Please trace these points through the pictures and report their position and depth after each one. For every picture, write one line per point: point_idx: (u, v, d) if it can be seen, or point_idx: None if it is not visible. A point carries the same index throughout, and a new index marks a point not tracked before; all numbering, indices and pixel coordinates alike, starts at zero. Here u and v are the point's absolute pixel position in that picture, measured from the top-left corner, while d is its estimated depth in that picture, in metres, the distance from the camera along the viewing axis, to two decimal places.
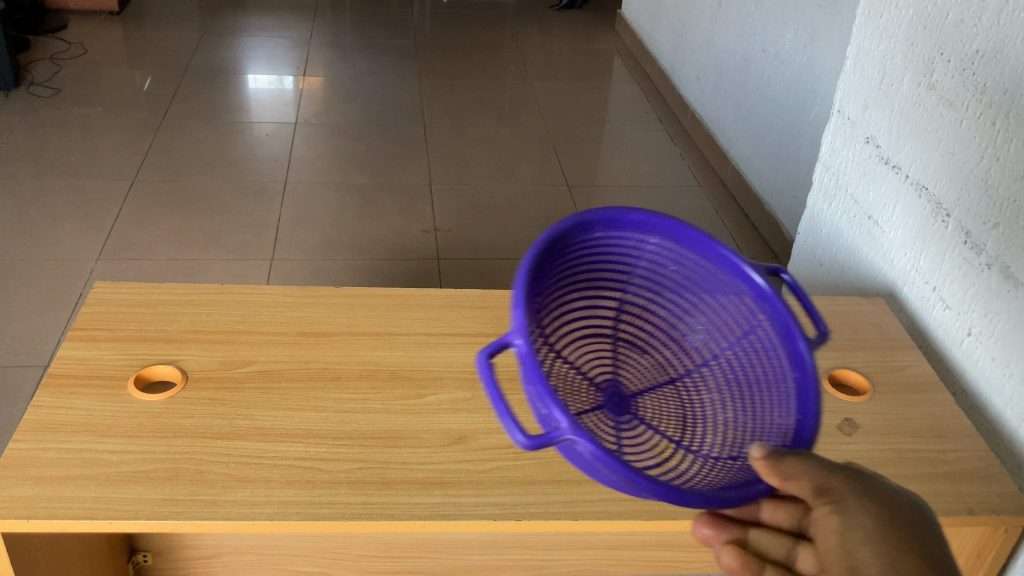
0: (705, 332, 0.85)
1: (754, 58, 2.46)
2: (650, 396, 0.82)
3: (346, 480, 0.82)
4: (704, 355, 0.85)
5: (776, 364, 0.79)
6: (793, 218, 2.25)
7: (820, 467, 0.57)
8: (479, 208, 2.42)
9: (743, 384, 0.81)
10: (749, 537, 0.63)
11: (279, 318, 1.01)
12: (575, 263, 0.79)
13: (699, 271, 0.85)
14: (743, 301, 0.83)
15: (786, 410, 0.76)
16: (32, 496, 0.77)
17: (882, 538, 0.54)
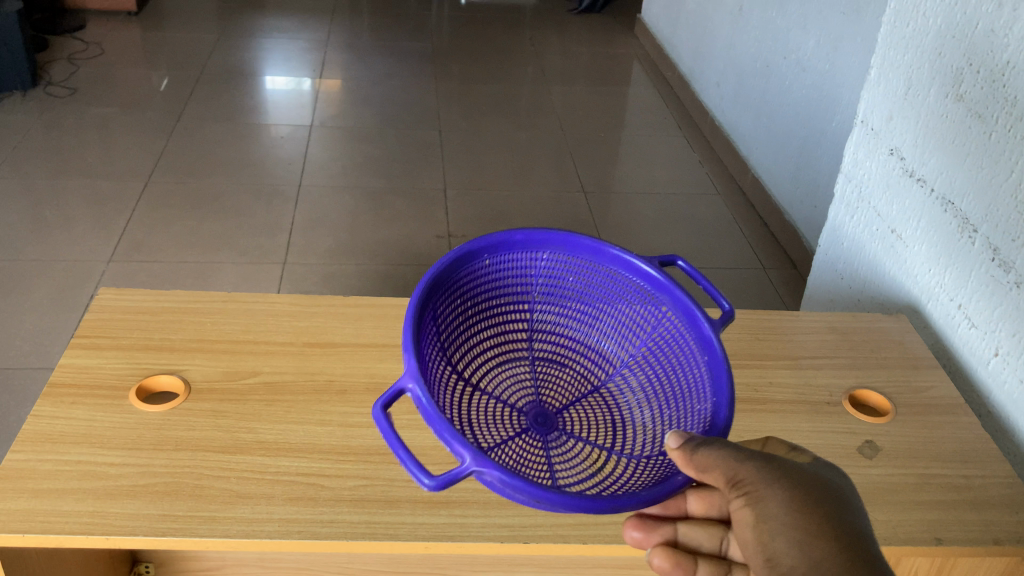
0: (618, 335, 0.92)
1: (775, 65, 2.42)
2: (574, 408, 0.90)
3: (350, 497, 0.79)
4: (622, 357, 0.92)
5: (684, 352, 0.85)
6: (813, 228, 2.21)
7: (729, 457, 0.61)
8: (494, 214, 2.39)
9: (657, 380, 0.88)
10: (681, 536, 0.72)
11: (286, 327, 0.99)
12: (470, 298, 0.87)
13: (593, 281, 0.91)
14: (640, 299, 0.89)
15: (697, 397, 0.81)
16: (28, 509, 0.75)
17: (790, 533, 0.57)
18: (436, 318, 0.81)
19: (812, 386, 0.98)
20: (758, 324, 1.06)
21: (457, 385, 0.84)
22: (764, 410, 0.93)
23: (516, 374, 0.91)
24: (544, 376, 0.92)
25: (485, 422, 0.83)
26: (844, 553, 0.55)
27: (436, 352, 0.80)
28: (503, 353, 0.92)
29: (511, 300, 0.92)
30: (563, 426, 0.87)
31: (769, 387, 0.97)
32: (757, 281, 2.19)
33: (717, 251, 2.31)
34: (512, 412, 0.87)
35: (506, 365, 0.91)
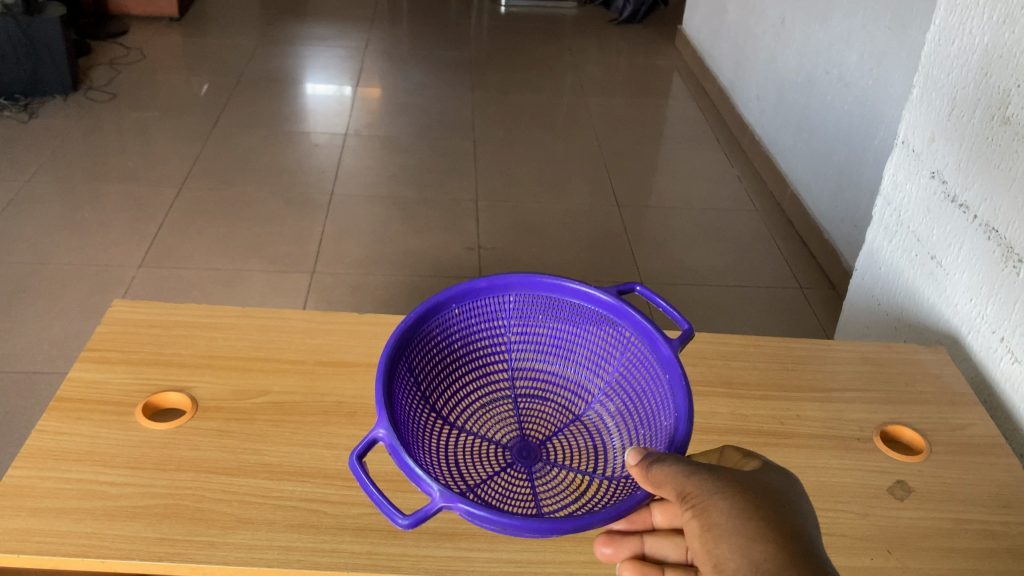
0: (592, 365, 0.91)
1: (817, 80, 2.37)
2: (557, 438, 0.88)
3: (353, 526, 0.77)
4: (599, 385, 0.90)
5: (650, 374, 0.83)
6: (853, 247, 2.15)
7: (678, 472, 0.62)
8: (526, 227, 2.37)
9: (630, 405, 0.86)
10: (648, 548, 0.71)
11: (298, 345, 0.97)
12: (439, 344, 0.85)
13: (559, 317, 0.89)
14: (608, 327, 0.87)
15: (663, 416, 0.79)
16: (24, 529, 0.73)
17: (738, 544, 0.59)
18: (408, 364, 0.79)
19: (841, 421, 0.93)
20: (786, 353, 1.02)
21: (436, 426, 0.83)
22: (789, 445, 0.89)
23: (498, 412, 0.89)
24: (526, 410, 0.91)
25: (465, 461, 0.82)
26: (782, 559, 0.57)
27: (411, 396, 0.79)
28: (484, 393, 0.90)
29: (485, 341, 0.90)
30: (545, 458, 0.86)
31: (796, 421, 0.92)
32: (793, 301, 2.14)
33: (753, 268, 2.26)
34: (493, 449, 0.85)
35: (487, 404, 0.90)
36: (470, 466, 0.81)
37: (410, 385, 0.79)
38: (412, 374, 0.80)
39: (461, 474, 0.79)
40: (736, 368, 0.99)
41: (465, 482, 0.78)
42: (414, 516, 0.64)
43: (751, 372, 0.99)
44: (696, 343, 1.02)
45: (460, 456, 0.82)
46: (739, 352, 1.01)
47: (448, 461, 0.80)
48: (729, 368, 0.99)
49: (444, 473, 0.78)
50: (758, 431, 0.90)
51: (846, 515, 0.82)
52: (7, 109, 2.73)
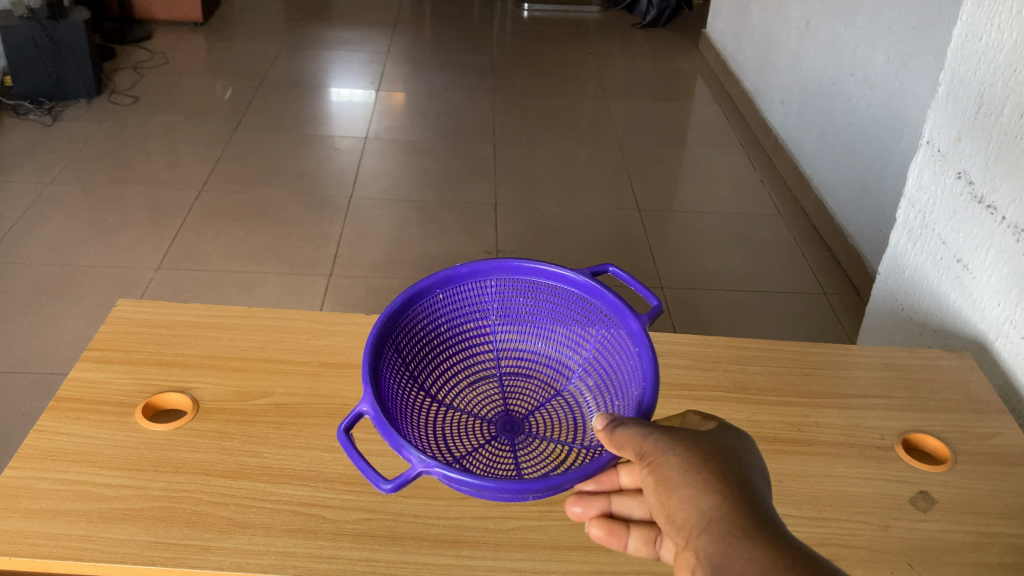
0: (571, 342, 0.89)
1: (842, 83, 2.33)
2: (539, 412, 0.87)
3: (352, 531, 0.74)
4: (579, 361, 0.89)
5: (623, 349, 0.82)
6: (878, 252, 2.10)
7: (635, 433, 0.64)
8: (545, 230, 2.34)
9: (607, 380, 0.85)
10: (615, 508, 0.69)
11: (303, 347, 0.95)
12: (423, 326, 0.84)
13: (540, 299, 0.88)
14: (583, 306, 0.86)
15: (633, 388, 0.78)
16: (18, 530, 0.72)
17: (688, 493, 0.60)
18: (391, 344, 0.79)
19: (861, 428, 0.90)
20: (804, 357, 0.99)
21: (421, 404, 0.82)
22: (806, 453, 0.86)
23: (481, 390, 0.88)
24: (509, 387, 0.89)
25: (446, 436, 0.81)
26: (726, 505, 0.58)
27: (394, 374, 0.79)
28: (467, 371, 0.89)
29: (468, 323, 0.89)
30: (527, 432, 0.85)
31: (814, 427, 0.89)
32: (816, 307, 2.09)
33: (776, 273, 2.22)
34: (477, 427, 0.84)
35: (470, 382, 0.89)
36: (450, 441, 0.80)
37: (393, 366, 0.79)
38: (396, 353, 0.79)
39: (443, 451, 0.78)
40: (753, 373, 0.96)
41: (446, 458, 0.77)
42: (396, 481, 0.67)
43: (768, 377, 0.96)
44: (711, 347, 1.00)
45: (443, 433, 0.81)
46: (756, 356, 0.98)
47: (430, 440, 0.79)
48: (745, 373, 0.96)
49: (425, 446, 0.77)
50: (774, 438, 0.87)
51: (865, 526, 0.79)
52: (31, 112, 2.75)
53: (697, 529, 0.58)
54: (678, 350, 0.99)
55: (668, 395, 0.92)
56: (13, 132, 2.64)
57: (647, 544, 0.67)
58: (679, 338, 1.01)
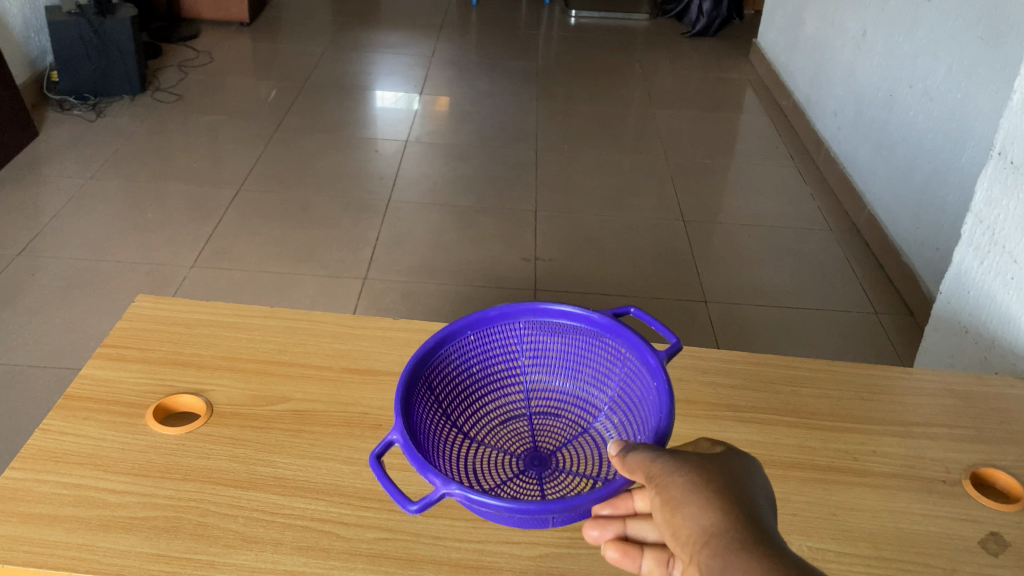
0: (598, 380, 0.83)
1: (899, 94, 2.24)
2: (566, 448, 0.81)
3: (366, 552, 0.69)
4: (606, 398, 0.83)
5: (643, 386, 0.76)
6: (933, 270, 2.01)
7: (644, 456, 0.59)
8: (585, 239, 2.28)
9: (630, 416, 0.78)
10: (631, 530, 0.63)
11: (326, 351, 0.90)
12: (451, 365, 0.79)
13: (567, 340, 0.82)
14: (607, 340, 0.80)
15: (650, 425, 0.72)
16: (14, 536, 0.68)
17: (695, 512, 0.54)
18: (420, 378, 0.74)
19: (924, 460, 0.82)
20: (861, 380, 0.92)
21: (449, 440, 0.76)
22: (863, 485, 0.79)
23: (510, 430, 0.82)
24: (537, 426, 0.83)
25: (473, 474, 0.75)
26: (733, 525, 0.53)
27: (423, 410, 0.73)
28: (495, 411, 0.83)
29: (496, 361, 0.83)
30: (556, 468, 0.78)
31: (873, 457, 0.82)
32: (867, 326, 2.00)
33: (825, 290, 2.13)
34: (506, 465, 0.78)
35: (497, 420, 0.82)
36: (477, 480, 0.75)
37: (421, 406, 0.73)
38: (425, 388, 0.74)
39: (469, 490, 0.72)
40: (806, 395, 0.89)
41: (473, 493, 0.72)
42: (421, 501, 0.62)
43: (823, 401, 0.88)
44: (761, 366, 0.93)
45: (470, 470, 0.75)
46: (809, 377, 0.91)
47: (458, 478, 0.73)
48: (797, 396, 0.89)
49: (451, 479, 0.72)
50: (827, 467, 0.80)
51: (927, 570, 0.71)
52: (76, 108, 2.76)
53: (700, 546, 0.53)
54: (725, 368, 0.92)
55: (712, 417, 0.85)
56: (58, 126, 2.65)
57: (663, 567, 0.61)
58: (727, 355, 0.94)
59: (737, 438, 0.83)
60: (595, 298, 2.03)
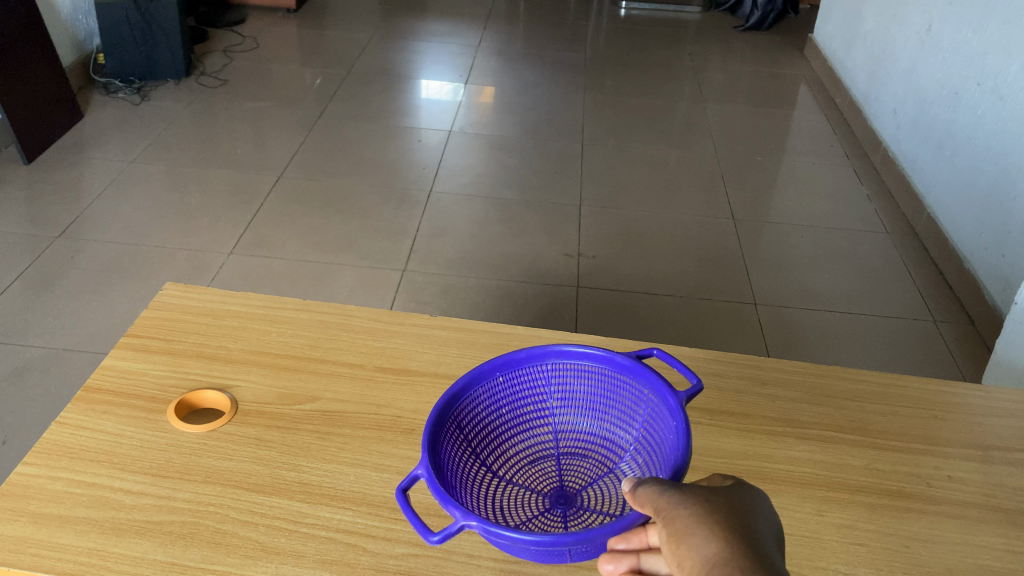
0: (624, 419, 0.76)
1: (966, 92, 2.14)
2: (591, 488, 0.74)
3: (392, 569, 0.64)
4: (632, 438, 0.75)
5: (665, 426, 0.70)
6: (998, 278, 1.91)
7: (653, 489, 0.54)
8: (631, 236, 2.21)
9: (652, 454, 0.71)
10: (645, 565, 0.57)
11: (359, 349, 0.85)
12: (476, 404, 0.73)
13: (596, 383, 0.76)
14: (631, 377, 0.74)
15: (667, 466, 0.66)
16: (22, 537, 0.64)
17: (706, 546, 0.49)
18: (444, 410, 0.69)
19: (1004, 488, 0.75)
20: (932, 397, 0.84)
21: (474, 479, 0.70)
22: (936, 513, 0.72)
23: (537, 471, 0.75)
24: (564, 466, 0.76)
25: (497, 514, 0.69)
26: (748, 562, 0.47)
27: (447, 447, 0.68)
28: (521, 451, 0.76)
29: (522, 402, 0.77)
30: (580, 508, 0.72)
31: (945, 482, 0.75)
32: (925, 334, 1.91)
33: (880, 296, 2.04)
34: (532, 507, 0.72)
35: (524, 459, 0.76)
36: (499, 519, 0.68)
37: (444, 444, 0.68)
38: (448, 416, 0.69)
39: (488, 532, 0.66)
40: (873, 412, 0.82)
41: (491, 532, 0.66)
42: (442, 532, 0.57)
43: (892, 419, 0.81)
44: (824, 378, 0.86)
45: (493, 509, 0.69)
46: (877, 393, 0.84)
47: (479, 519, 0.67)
48: (863, 412, 0.82)
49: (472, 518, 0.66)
50: (897, 492, 0.73)
51: None
52: (121, 91, 2.75)
53: None
54: (786, 379, 0.86)
55: (771, 433, 0.79)
56: (102, 109, 2.64)
57: None
58: (787, 366, 0.87)
59: (797, 457, 0.76)
60: (640, 297, 1.97)
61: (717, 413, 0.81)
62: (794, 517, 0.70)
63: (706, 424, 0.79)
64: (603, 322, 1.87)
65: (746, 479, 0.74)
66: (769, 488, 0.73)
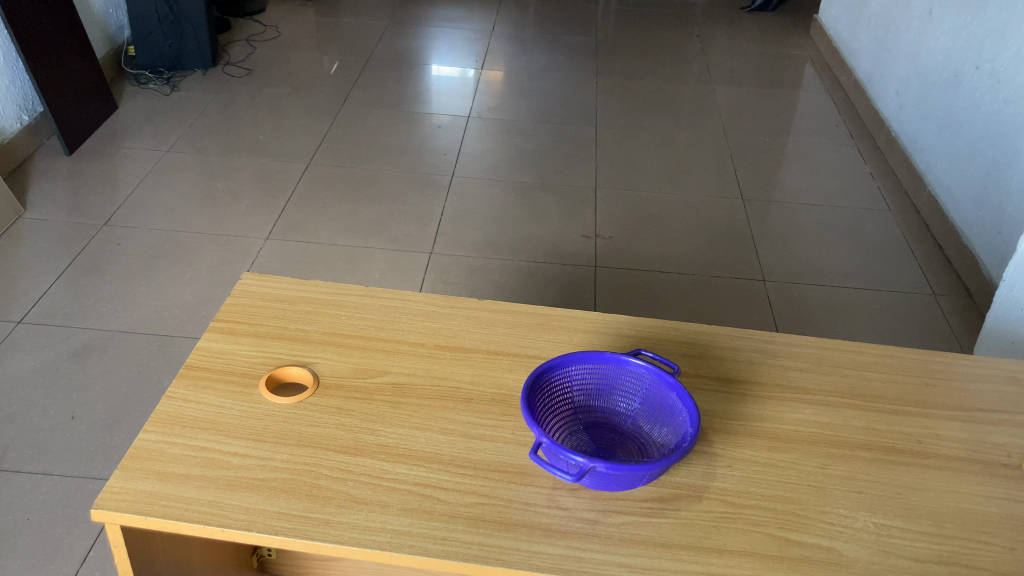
0: (622, 393, 0.88)
1: (965, 75, 2.23)
2: (616, 442, 0.86)
3: (464, 515, 0.75)
4: (632, 410, 0.88)
5: (640, 379, 0.87)
6: (995, 254, 2.02)
7: None
8: (645, 217, 2.32)
9: (639, 396, 0.87)
10: None
11: (419, 329, 0.97)
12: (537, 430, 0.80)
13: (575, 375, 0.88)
14: (636, 374, 0.87)
15: (669, 397, 0.85)
16: (152, 492, 0.76)
17: None
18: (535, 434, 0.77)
19: (986, 444, 0.86)
20: (926, 366, 0.96)
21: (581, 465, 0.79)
22: (925, 465, 0.83)
23: (571, 441, 0.84)
24: (593, 444, 0.85)
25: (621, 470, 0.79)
26: None
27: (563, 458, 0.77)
28: (556, 434, 0.84)
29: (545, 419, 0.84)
30: (630, 449, 0.84)
31: (935, 439, 0.86)
32: (926, 309, 2.02)
33: (884, 273, 2.14)
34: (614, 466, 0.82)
35: (558, 432, 0.85)
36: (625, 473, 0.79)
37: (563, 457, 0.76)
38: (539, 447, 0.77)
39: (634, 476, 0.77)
40: (872, 379, 0.94)
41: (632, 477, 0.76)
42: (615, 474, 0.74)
43: (889, 385, 0.93)
44: (829, 351, 0.98)
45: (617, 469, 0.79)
46: (875, 363, 0.96)
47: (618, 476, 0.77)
48: (864, 379, 0.94)
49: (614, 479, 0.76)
50: (891, 448, 0.85)
51: (988, 547, 0.75)
52: (151, 82, 2.86)
53: None
54: (795, 352, 0.97)
55: (782, 398, 0.90)
56: (134, 100, 2.75)
57: None
58: (797, 339, 0.99)
59: (804, 419, 0.88)
60: (655, 276, 2.07)
61: (735, 381, 0.92)
62: (802, 469, 0.82)
63: (725, 390, 0.91)
64: (620, 299, 1.99)
65: (762, 438, 0.85)
66: (781, 446, 0.84)
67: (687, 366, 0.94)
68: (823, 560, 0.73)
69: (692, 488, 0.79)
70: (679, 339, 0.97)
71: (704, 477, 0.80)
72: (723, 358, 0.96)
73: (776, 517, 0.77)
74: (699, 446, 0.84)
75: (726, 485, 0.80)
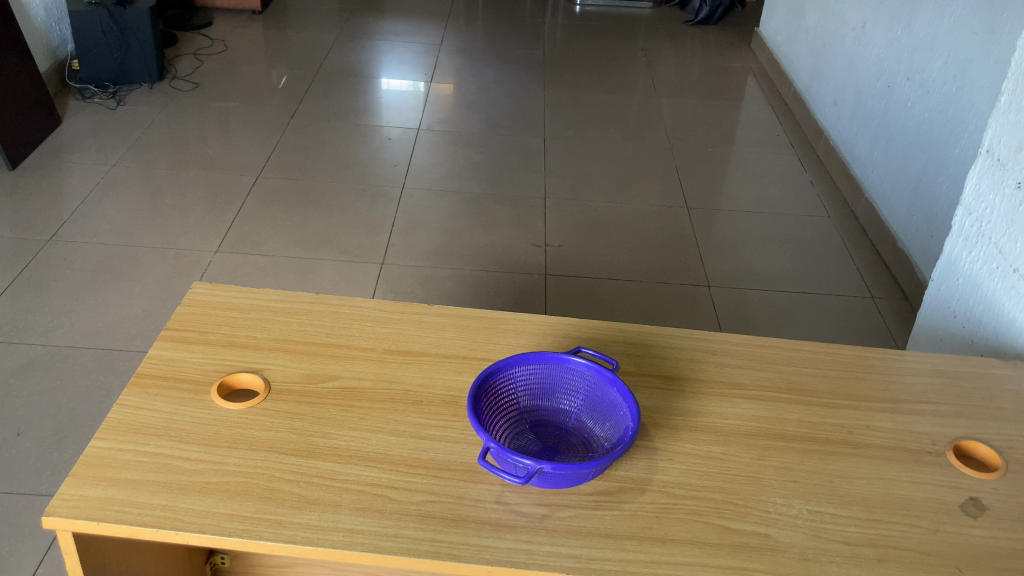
0: (565, 392, 0.91)
1: (897, 86, 2.31)
2: (561, 439, 0.89)
3: (416, 512, 0.77)
4: (575, 407, 0.91)
5: (581, 377, 0.90)
6: (928, 258, 2.09)
7: None
8: (593, 225, 2.36)
9: (581, 394, 0.90)
10: None
11: (369, 334, 0.99)
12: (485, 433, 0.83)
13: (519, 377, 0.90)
14: (577, 373, 0.90)
15: (611, 395, 0.88)
16: (105, 498, 0.76)
17: None
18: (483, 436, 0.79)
19: (913, 433, 0.91)
20: (857, 361, 1.01)
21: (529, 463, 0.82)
22: (856, 455, 0.87)
23: (517, 442, 0.87)
24: (539, 444, 0.88)
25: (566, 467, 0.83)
26: None
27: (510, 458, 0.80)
28: (503, 435, 0.87)
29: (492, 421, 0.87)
30: (575, 446, 0.88)
31: (865, 430, 0.91)
32: (864, 310, 2.09)
33: (824, 277, 2.21)
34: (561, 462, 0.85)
35: (506, 434, 0.87)
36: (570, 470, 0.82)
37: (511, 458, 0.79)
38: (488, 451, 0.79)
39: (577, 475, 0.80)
40: (806, 374, 0.98)
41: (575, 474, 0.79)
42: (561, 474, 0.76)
43: (822, 379, 0.97)
44: (764, 347, 1.02)
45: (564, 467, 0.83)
46: (809, 359, 1.00)
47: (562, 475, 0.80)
48: (798, 374, 0.98)
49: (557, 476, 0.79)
50: (824, 439, 0.89)
51: (914, 530, 0.79)
52: (96, 96, 2.83)
53: None
54: (733, 350, 1.01)
55: (720, 394, 0.94)
56: (79, 115, 2.72)
57: None
58: (735, 337, 1.03)
59: (742, 413, 0.91)
60: (603, 283, 2.12)
61: (676, 379, 0.96)
62: (740, 461, 0.85)
63: (666, 387, 0.94)
64: (569, 306, 2.02)
65: (701, 432, 0.89)
66: (720, 439, 0.88)
67: (630, 365, 0.97)
68: (760, 546, 0.76)
69: (635, 481, 0.82)
70: (623, 341, 1.00)
71: (646, 471, 0.83)
72: (665, 357, 0.99)
73: (716, 507, 0.80)
74: (642, 441, 0.87)
75: (668, 478, 0.83)
